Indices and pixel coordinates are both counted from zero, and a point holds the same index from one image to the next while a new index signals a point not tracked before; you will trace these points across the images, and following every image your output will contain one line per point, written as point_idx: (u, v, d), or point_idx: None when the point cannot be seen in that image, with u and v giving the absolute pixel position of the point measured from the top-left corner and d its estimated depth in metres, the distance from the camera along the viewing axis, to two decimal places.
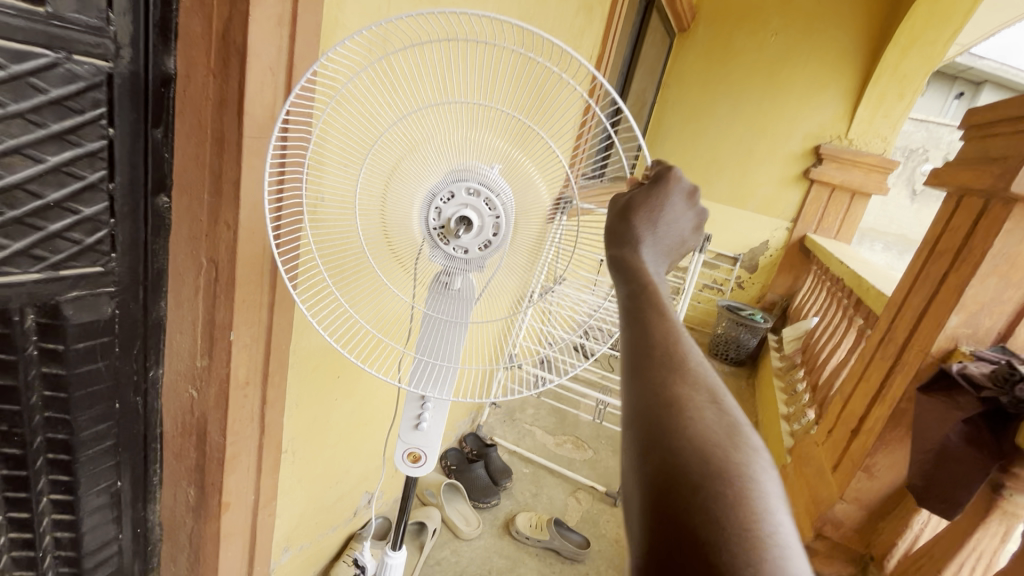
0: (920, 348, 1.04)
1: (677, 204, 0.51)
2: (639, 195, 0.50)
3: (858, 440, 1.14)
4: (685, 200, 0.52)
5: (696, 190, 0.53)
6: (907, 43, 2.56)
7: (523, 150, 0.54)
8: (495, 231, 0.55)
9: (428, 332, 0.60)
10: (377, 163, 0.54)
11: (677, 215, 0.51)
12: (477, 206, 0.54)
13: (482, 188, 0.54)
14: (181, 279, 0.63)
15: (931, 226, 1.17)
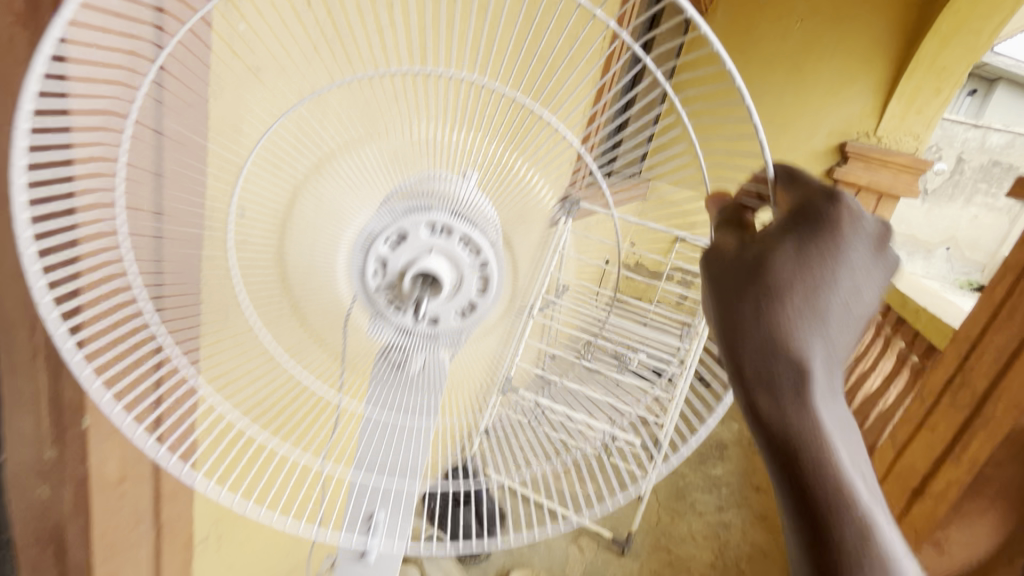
0: (1010, 404, 0.84)
1: (859, 266, 0.28)
2: (785, 267, 0.27)
3: (922, 504, 0.96)
4: (869, 252, 0.28)
5: (886, 233, 0.29)
6: (948, 32, 2.34)
7: (514, 154, 0.38)
8: (476, 288, 0.39)
9: (371, 438, 0.41)
10: (278, 165, 0.33)
11: (855, 285, 0.28)
12: (451, 253, 0.37)
13: (458, 226, 0.37)
14: (12, 335, 0.42)
15: (1016, 248, 0.97)
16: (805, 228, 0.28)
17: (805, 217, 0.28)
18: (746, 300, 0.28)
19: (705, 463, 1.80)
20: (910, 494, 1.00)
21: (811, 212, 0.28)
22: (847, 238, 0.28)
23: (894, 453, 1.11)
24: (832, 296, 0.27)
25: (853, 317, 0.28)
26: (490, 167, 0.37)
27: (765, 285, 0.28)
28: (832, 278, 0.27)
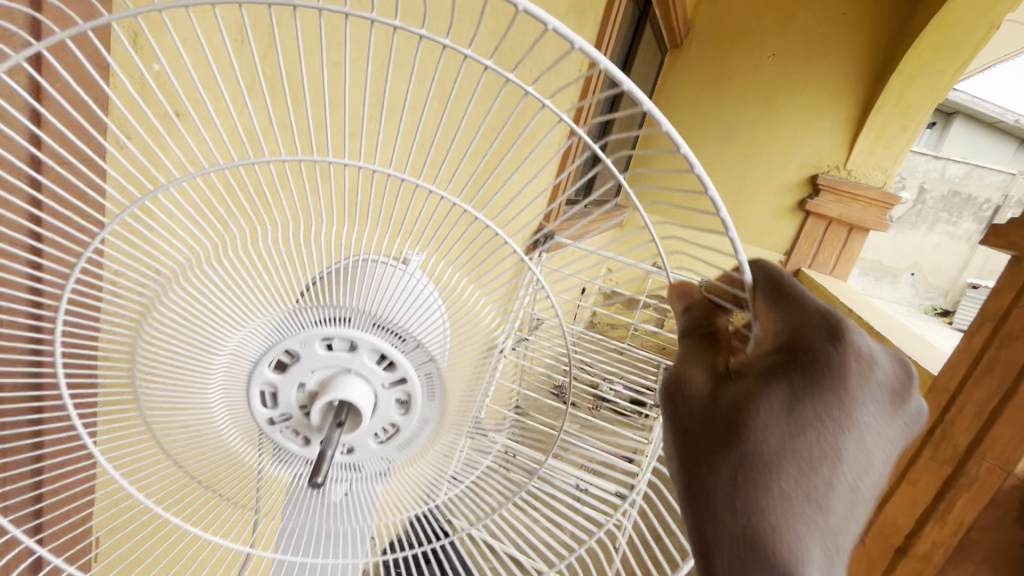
0: (994, 462, 0.81)
1: (869, 429, 0.26)
2: (774, 442, 0.27)
3: (907, 566, 0.91)
4: (880, 411, 0.27)
5: (900, 385, 0.28)
6: (913, 71, 2.39)
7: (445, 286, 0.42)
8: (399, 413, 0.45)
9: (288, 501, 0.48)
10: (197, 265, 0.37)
11: (867, 438, 0.27)
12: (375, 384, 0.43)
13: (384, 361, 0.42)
14: None
15: (993, 297, 0.95)
16: (803, 389, 0.27)
17: (800, 368, 0.27)
18: (725, 464, 0.28)
19: None
20: (892, 553, 0.96)
21: (811, 366, 0.27)
22: (849, 398, 0.26)
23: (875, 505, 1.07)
24: (835, 470, 0.26)
25: (862, 490, 0.27)
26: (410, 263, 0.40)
27: (748, 453, 0.28)
28: (838, 453, 0.26)
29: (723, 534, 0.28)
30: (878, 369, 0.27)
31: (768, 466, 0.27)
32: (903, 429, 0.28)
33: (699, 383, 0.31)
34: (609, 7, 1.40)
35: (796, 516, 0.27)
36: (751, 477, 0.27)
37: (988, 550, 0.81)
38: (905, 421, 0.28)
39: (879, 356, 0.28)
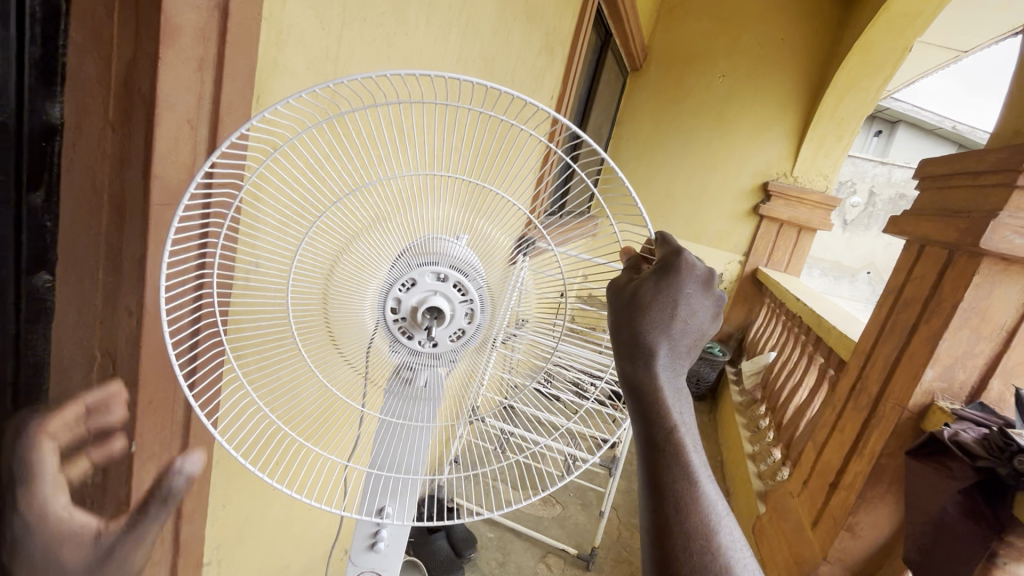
0: (895, 402, 1.02)
1: (692, 295, 0.45)
2: (647, 293, 0.45)
3: (837, 496, 1.11)
4: (700, 289, 0.46)
5: (712, 277, 0.47)
6: (843, 88, 2.70)
7: (477, 216, 0.50)
8: (468, 320, 0.52)
9: (382, 446, 0.53)
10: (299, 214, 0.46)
11: (695, 306, 0.45)
12: (447, 293, 0.50)
13: (452, 271, 0.50)
14: (68, 376, 0.50)
15: (894, 273, 1.18)
16: (661, 269, 0.47)
17: (664, 266, 0.47)
18: (623, 309, 0.46)
19: None
20: (828, 489, 1.16)
21: (669, 263, 0.47)
22: (685, 276, 0.46)
23: (815, 454, 1.27)
24: (675, 310, 0.45)
25: (692, 327, 0.45)
26: (474, 231, 0.50)
27: (636, 303, 0.45)
28: (678, 298, 0.45)
29: (621, 353, 0.45)
30: (705, 275, 0.47)
31: (641, 303, 0.45)
32: (713, 310, 0.47)
33: (620, 280, 0.50)
34: (574, 44, 1.62)
35: (654, 334, 0.44)
36: (636, 311, 0.45)
37: (895, 472, 1.01)
38: (714, 307, 0.47)
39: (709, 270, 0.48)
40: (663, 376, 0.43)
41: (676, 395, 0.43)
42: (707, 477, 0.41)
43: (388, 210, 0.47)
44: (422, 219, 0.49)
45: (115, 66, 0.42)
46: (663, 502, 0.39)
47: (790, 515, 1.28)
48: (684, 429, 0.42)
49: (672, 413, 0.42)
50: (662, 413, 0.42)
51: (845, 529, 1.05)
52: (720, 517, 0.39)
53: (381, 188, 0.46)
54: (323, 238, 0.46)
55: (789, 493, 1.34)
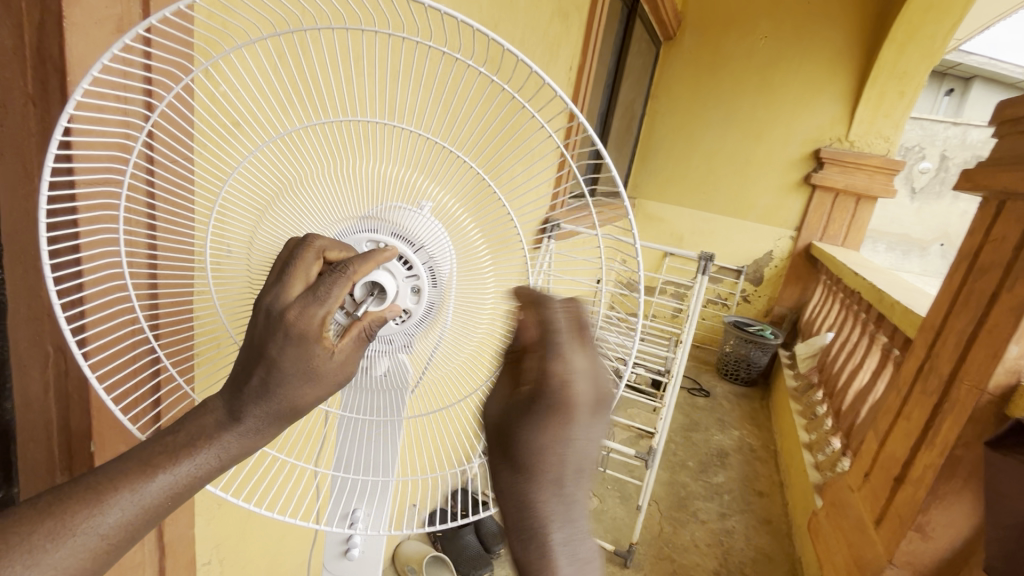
0: (972, 384, 0.88)
1: (562, 374, 0.34)
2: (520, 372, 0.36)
3: (904, 491, 0.98)
4: (574, 364, 0.35)
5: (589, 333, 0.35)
6: (905, 38, 2.43)
7: (458, 198, 0.43)
8: (416, 298, 0.43)
9: (346, 449, 0.47)
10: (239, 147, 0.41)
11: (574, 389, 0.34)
12: (390, 265, 0.42)
13: (394, 238, 0.42)
14: (27, 373, 0.48)
15: (968, 236, 1.02)
16: (542, 353, 0.35)
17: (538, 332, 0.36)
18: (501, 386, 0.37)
19: (707, 471, 1.87)
20: (893, 484, 1.02)
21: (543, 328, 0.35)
22: (575, 365, 0.35)
23: (877, 444, 1.14)
24: (566, 415, 0.34)
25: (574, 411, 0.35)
26: (440, 203, 0.43)
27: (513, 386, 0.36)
28: (570, 401, 0.34)
29: (499, 458, 0.37)
30: (594, 354, 0.36)
31: (528, 405, 0.35)
32: (604, 402, 0.36)
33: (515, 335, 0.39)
34: (592, 10, 1.51)
35: (545, 447, 0.35)
36: (523, 412, 0.35)
37: (973, 465, 0.87)
38: (605, 398, 0.36)
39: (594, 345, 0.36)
40: (546, 486, 0.36)
41: (563, 499, 0.36)
42: (583, 567, 0.37)
43: (339, 155, 0.41)
44: (378, 179, 0.42)
45: (27, 32, 0.38)
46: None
47: (849, 512, 1.15)
48: (567, 530, 0.37)
49: (553, 522, 0.36)
50: (542, 525, 0.36)
51: (913, 530, 0.92)
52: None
53: (334, 129, 0.40)
54: (261, 170, 0.41)
55: (849, 488, 1.21)
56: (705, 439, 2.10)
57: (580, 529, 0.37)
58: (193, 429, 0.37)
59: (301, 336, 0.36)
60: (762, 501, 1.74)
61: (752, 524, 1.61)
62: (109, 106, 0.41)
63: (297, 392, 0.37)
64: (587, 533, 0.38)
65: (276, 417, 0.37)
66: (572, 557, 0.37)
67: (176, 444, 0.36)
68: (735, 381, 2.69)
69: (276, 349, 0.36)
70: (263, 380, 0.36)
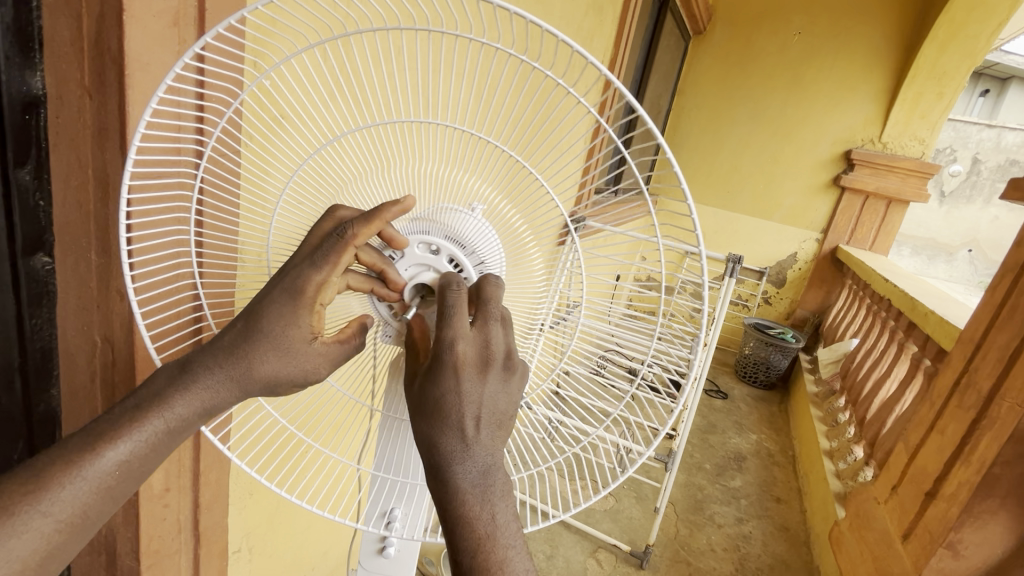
0: (1014, 402, 0.86)
1: (460, 326, 0.37)
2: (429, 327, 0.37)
3: (935, 507, 0.95)
4: (472, 320, 0.37)
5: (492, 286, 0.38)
6: (946, 37, 2.35)
7: (508, 198, 0.43)
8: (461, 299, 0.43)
9: (385, 448, 0.48)
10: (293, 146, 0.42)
11: (471, 338, 0.37)
12: (437, 266, 0.42)
13: (445, 242, 0.42)
14: (73, 361, 0.48)
15: (1014, 248, 0.99)
16: (438, 319, 0.37)
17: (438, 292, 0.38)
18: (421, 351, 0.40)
19: (724, 475, 1.85)
20: (924, 498, 1.00)
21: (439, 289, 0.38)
22: (464, 330, 0.37)
23: (907, 458, 1.11)
24: (459, 375, 0.36)
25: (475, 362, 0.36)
26: (490, 203, 0.43)
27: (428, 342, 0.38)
28: (459, 364, 0.36)
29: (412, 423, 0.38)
30: (498, 322, 0.38)
31: (430, 363, 0.37)
32: (504, 366, 0.37)
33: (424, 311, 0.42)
34: (626, 3, 1.48)
35: (445, 405, 0.36)
36: (427, 375, 0.37)
37: (1012, 484, 0.85)
38: (503, 363, 0.37)
39: (499, 315, 0.38)
40: (450, 441, 0.36)
41: (469, 453, 0.36)
42: (499, 506, 0.37)
43: (389, 158, 0.42)
44: (431, 180, 0.42)
45: (86, 25, 0.38)
46: (458, 547, 0.36)
47: (876, 525, 1.13)
48: (478, 480, 0.36)
49: (463, 474, 0.36)
50: (449, 477, 0.36)
51: (945, 547, 0.90)
52: (517, 550, 0.37)
53: (387, 131, 0.40)
54: (316, 175, 0.43)
55: (875, 500, 1.19)
56: (722, 441, 2.08)
57: (496, 482, 0.37)
58: (203, 403, 0.39)
59: (292, 297, 0.38)
60: (780, 507, 1.72)
61: (769, 530, 1.60)
62: (165, 122, 0.42)
63: (261, 357, 0.39)
64: (501, 481, 0.37)
65: (241, 385, 0.39)
66: (483, 509, 0.36)
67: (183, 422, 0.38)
68: (754, 384, 2.65)
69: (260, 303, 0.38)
70: (236, 338, 0.39)
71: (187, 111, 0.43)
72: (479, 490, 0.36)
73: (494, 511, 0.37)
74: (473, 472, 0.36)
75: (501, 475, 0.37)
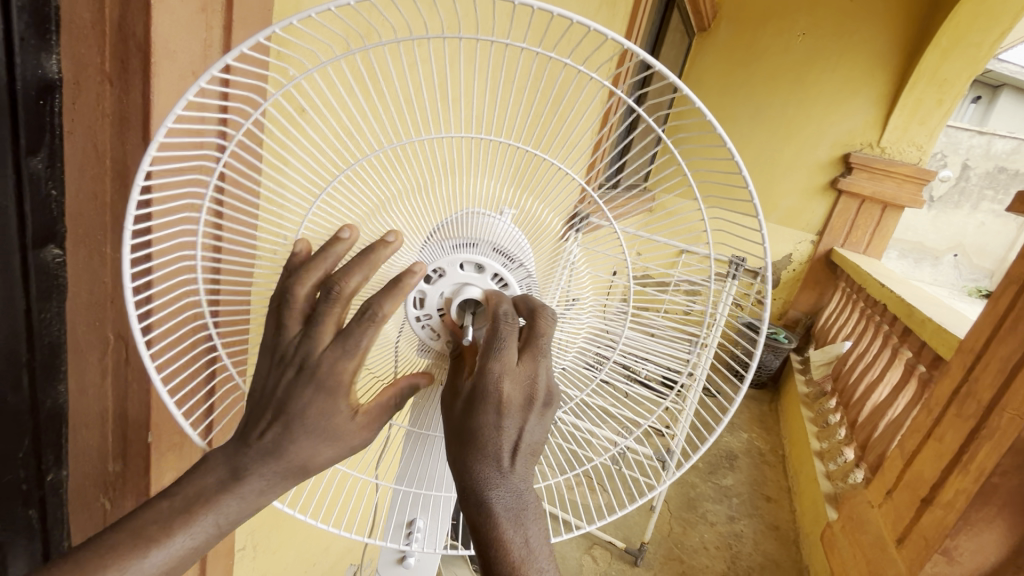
0: (1014, 413, 0.87)
1: (507, 354, 0.36)
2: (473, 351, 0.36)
3: (930, 513, 0.97)
4: (519, 349, 0.36)
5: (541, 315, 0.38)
6: (949, 44, 2.36)
7: (538, 198, 0.42)
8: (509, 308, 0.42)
9: (408, 462, 0.48)
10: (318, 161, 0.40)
11: (516, 368, 0.36)
12: (483, 280, 0.41)
13: (497, 253, 0.41)
14: (84, 358, 0.46)
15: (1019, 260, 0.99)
16: (482, 351, 0.36)
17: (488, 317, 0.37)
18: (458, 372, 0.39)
19: (716, 473, 1.87)
20: (919, 504, 1.02)
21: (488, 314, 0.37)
22: (509, 364, 0.36)
23: (902, 464, 1.13)
24: (502, 410, 0.35)
25: (519, 391, 0.35)
26: (523, 208, 0.42)
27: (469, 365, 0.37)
28: (504, 400, 0.35)
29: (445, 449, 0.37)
30: (544, 358, 0.37)
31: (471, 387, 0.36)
32: (545, 402, 0.36)
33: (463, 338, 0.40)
34: None
35: (486, 438, 0.35)
36: (465, 405, 0.36)
37: (1008, 494, 0.87)
38: (546, 398, 0.36)
39: (546, 351, 0.37)
40: (487, 472, 0.35)
41: (505, 483, 0.35)
42: (532, 530, 0.36)
43: (428, 173, 0.40)
44: (463, 188, 0.41)
45: (108, 10, 0.36)
46: (490, 571, 0.36)
47: (869, 528, 1.14)
48: (511, 506, 0.35)
49: (497, 502, 0.35)
50: (485, 505, 0.35)
51: (939, 554, 0.92)
52: (549, 574, 0.36)
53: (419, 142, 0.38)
54: (351, 192, 0.40)
55: (868, 503, 1.21)
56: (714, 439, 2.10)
57: (529, 508, 0.36)
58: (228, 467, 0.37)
59: (331, 391, 0.36)
60: (770, 506, 1.74)
61: (760, 529, 1.62)
62: (191, 119, 0.39)
63: (312, 450, 0.37)
64: (534, 506, 0.36)
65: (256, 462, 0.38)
66: (514, 532, 0.36)
67: (209, 487, 0.37)
68: None
69: (298, 407, 0.36)
70: (276, 435, 0.36)
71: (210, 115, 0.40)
72: (512, 516, 0.35)
73: (525, 534, 0.36)
74: (507, 495, 0.35)
75: (535, 502, 0.36)
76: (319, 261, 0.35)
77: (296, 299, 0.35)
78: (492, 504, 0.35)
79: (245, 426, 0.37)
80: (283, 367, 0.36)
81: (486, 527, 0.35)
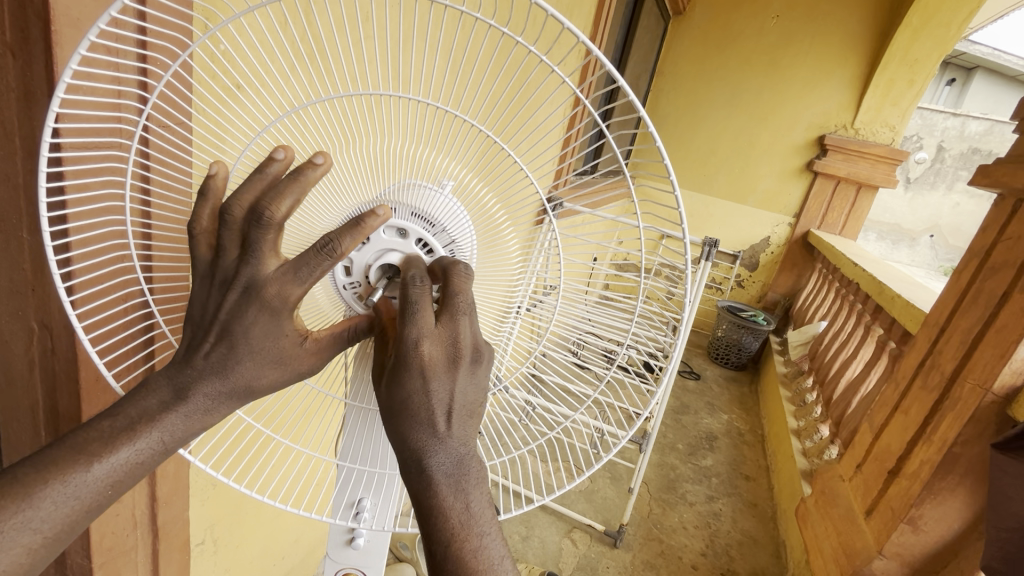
0: (976, 383, 0.88)
1: (424, 320, 0.34)
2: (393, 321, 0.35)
3: (898, 484, 0.99)
4: (440, 312, 0.34)
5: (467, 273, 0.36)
6: (919, 25, 2.36)
7: (483, 178, 0.41)
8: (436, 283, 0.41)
9: (352, 436, 0.48)
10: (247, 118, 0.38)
11: (440, 332, 0.34)
12: (407, 248, 0.39)
13: (419, 220, 0.39)
14: (8, 349, 0.45)
15: (981, 233, 1.01)
16: (400, 318, 0.35)
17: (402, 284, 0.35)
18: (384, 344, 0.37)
19: (696, 454, 1.89)
20: (887, 476, 1.04)
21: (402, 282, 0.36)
22: (428, 326, 0.34)
23: (872, 437, 1.14)
24: (426, 375, 0.34)
25: (443, 357, 0.34)
26: (463, 183, 0.41)
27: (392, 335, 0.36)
28: (426, 363, 0.34)
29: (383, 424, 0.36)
30: (467, 315, 0.35)
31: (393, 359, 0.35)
32: (473, 359, 0.35)
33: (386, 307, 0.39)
34: None
35: (417, 405, 0.34)
36: (391, 375, 0.35)
37: (971, 462, 0.88)
38: (472, 357, 0.35)
39: (468, 308, 0.35)
40: (423, 436, 0.34)
41: (443, 444, 0.34)
42: (474, 495, 0.35)
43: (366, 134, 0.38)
44: (396, 158, 0.39)
45: None
46: (433, 538, 0.34)
47: (840, 501, 1.16)
48: (452, 471, 0.35)
49: (435, 466, 0.34)
50: (423, 472, 0.34)
51: (905, 522, 0.94)
52: (491, 536, 0.35)
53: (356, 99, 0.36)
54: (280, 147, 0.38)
55: (840, 477, 1.22)
56: (694, 421, 2.12)
57: (471, 472, 0.35)
58: (134, 412, 0.35)
59: (276, 311, 0.34)
60: (749, 484, 1.77)
61: (738, 507, 1.64)
62: (102, 87, 0.37)
63: (259, 372, 0.36)
64: (476, 470, 0.35)
65: (175, 387, 0.35)
66: (458, 499, 0.35)
67: (114, 430, 0.34)
68: (725, 365, 2.71)
69: (243, 326, 0.34)
70: (222, 354, 0.35)
71: (128, 66, 0.39)
72: (455, 482, 0.35)
73: (470, 499, 0.35)
74: (448, 461, 0.34)
75: (478, 466, 0.36)
76: (253, 182, 0.32)
77: (233, 220, 0.33)
78: (433, 475, 0.34)
79: (174, 379, 0.36)
80: (225, 290, 0.34)
81: (429, 499, 0.34)
